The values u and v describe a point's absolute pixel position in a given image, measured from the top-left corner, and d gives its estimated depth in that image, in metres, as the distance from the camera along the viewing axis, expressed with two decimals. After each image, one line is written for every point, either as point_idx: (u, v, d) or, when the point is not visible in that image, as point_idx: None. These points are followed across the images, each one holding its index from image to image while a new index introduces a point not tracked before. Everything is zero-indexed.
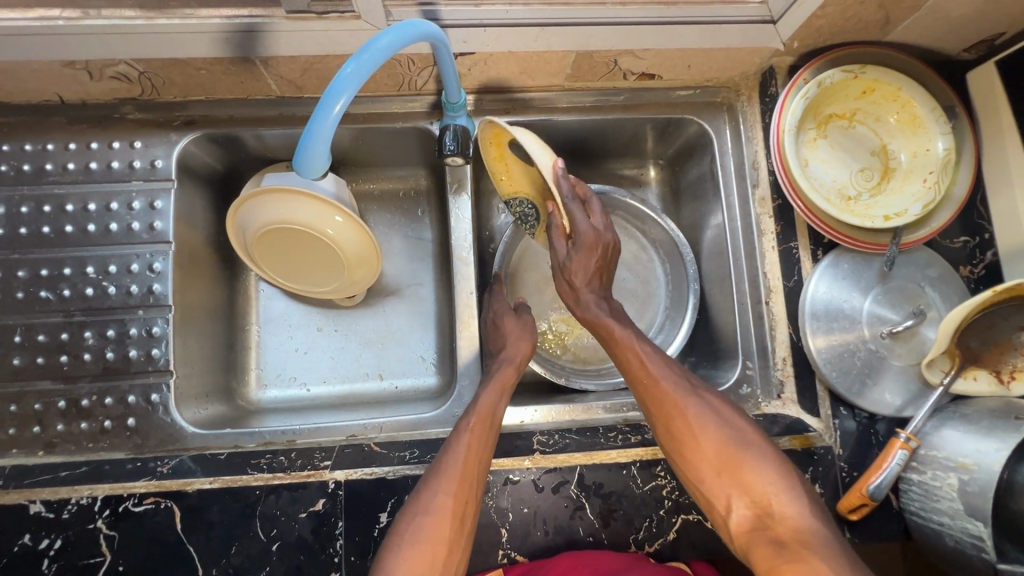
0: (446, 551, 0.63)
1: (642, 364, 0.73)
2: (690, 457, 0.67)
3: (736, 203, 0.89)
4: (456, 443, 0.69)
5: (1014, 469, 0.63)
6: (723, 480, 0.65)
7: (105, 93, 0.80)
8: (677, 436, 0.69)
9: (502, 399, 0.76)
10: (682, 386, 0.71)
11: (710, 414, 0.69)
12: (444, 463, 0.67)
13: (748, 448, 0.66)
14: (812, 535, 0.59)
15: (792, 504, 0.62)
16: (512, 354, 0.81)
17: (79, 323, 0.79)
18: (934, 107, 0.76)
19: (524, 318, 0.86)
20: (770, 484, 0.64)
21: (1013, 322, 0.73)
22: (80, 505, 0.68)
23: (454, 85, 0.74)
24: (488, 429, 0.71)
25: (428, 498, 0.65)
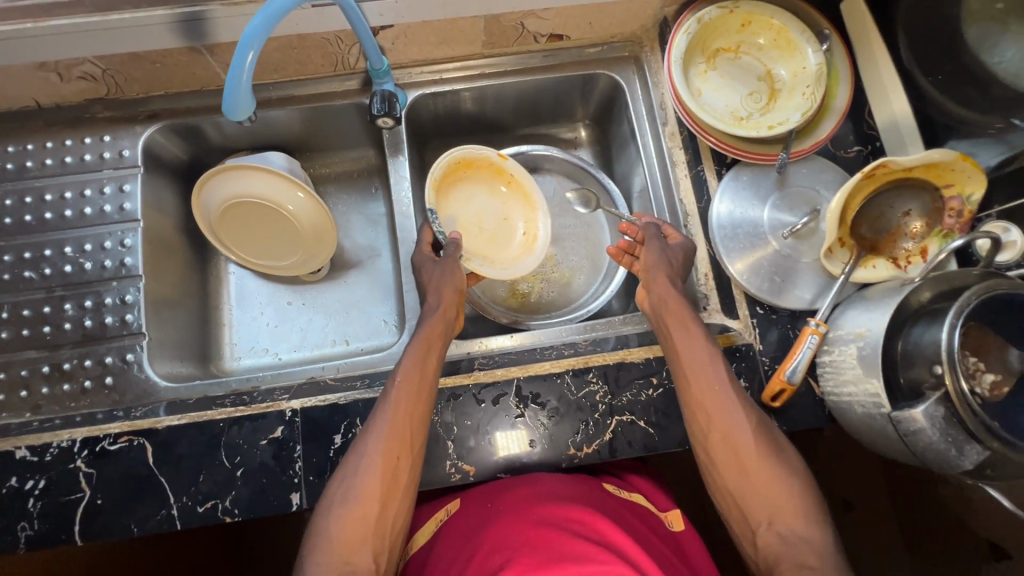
0: (380, 505, 0.68)
1: (710, 377, 0.74)
2: (733, 473, 0.71)
3: (649, 142, 0.97)
4: (386, 405, 0.73)
5: (906, 337, 0.69)
6: (758, 494, 0.69)
7: (76, 94, 0.91)
8: (727, 453, 0.71)
9: (432, 355, 0.78)
10: (745, 406, 0.73)
11: (762, 436, 0.72)
12: (375, 426, 0.71)
13: (783, 468, 0.70)
14: (824, 549, 0.65)
15: (815, 524, 0.67)
16: (437, 306, 0.82)
17: (60, 297, 0.87)
18: (803, 30, 0.85)
19: (444, 265, 0.85)
20: (798, 506, 0.68)
21: (899, 209, 0.79)
22: (61, 447, 0.75)
23: (374, 53, 0.84)
24: (417, 387, 0.74)
25: (359, 457, 0.70)
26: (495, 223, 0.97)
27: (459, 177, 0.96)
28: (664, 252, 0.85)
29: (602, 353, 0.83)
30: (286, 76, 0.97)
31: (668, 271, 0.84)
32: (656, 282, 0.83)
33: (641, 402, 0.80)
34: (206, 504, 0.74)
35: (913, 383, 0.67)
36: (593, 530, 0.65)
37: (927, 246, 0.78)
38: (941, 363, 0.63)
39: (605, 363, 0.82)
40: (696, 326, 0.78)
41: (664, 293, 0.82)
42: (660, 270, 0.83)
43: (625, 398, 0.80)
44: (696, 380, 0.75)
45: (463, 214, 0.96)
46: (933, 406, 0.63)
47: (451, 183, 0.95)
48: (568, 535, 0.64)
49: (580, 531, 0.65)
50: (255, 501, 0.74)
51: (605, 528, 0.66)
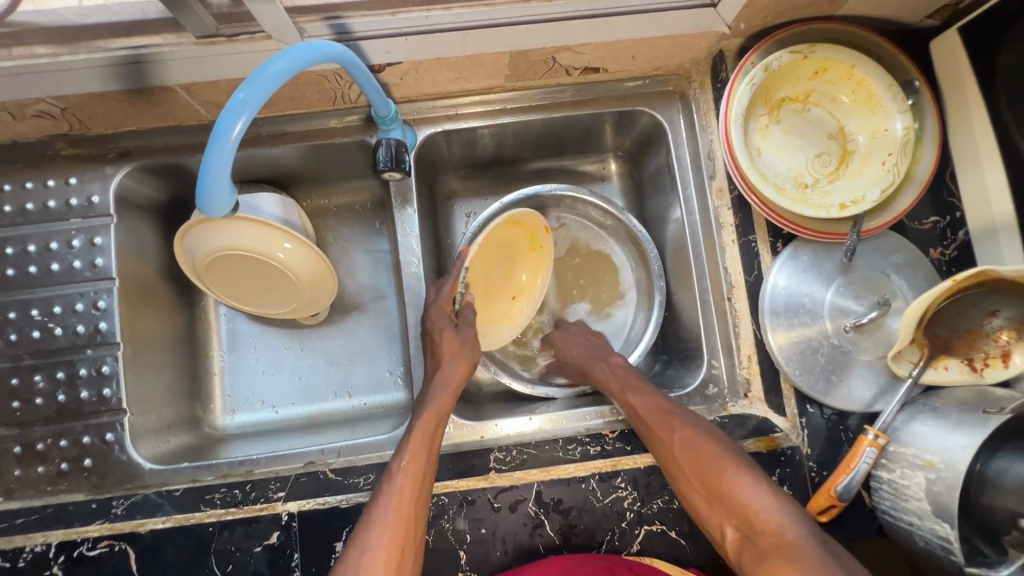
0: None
1: (641, 404, 0.74)
2: (712, 507, 0.65)
3: (693, 196, 0.85)
4: (389, 489, 0.66)
5: (986, 462, 0.61)
6: (715, 502, 0.65)
7: (34, 131, 0.79)
8: (702, 499, 0.65)
9: (433, 429, 0.72)
10: (675, 415, 0.72)
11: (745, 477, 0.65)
12: (378, 512, 0.64)
13: (764, 497, 0.63)
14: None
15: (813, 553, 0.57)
16: (444, 377, 0.76)
17: (28, 367, 0.79)
18: (891, 84, 0.72)
19: (465, 332, 0.80)
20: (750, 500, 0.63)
21: (984, 308, 0.68)
22: (35, 552, 0.71)
23: (379, 99, 0.72)
24: (420, 469, 0.68)
25: (364, 552, 0.62)
26: (500, 287, 0.92)
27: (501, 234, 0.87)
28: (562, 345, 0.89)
29: (631, 455, 0.75)
30: (277, 110, 0.83)
31: (586, 351, 0.86)
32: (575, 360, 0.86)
33: (673, 511, 0.73)
34: None
35: (990, 523, 0.60)
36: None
37: (1010, 351, 0.69)
38: None
39: (636, 467, 0.74)
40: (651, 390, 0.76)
41: (580, 361, 0.85)
42: (571, 338, 0.89)
43: (656, 505, 0.73)
44: (653, 432, 0.71)
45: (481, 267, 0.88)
46: (1018, 572, 0.57)
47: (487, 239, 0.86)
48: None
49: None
50: None
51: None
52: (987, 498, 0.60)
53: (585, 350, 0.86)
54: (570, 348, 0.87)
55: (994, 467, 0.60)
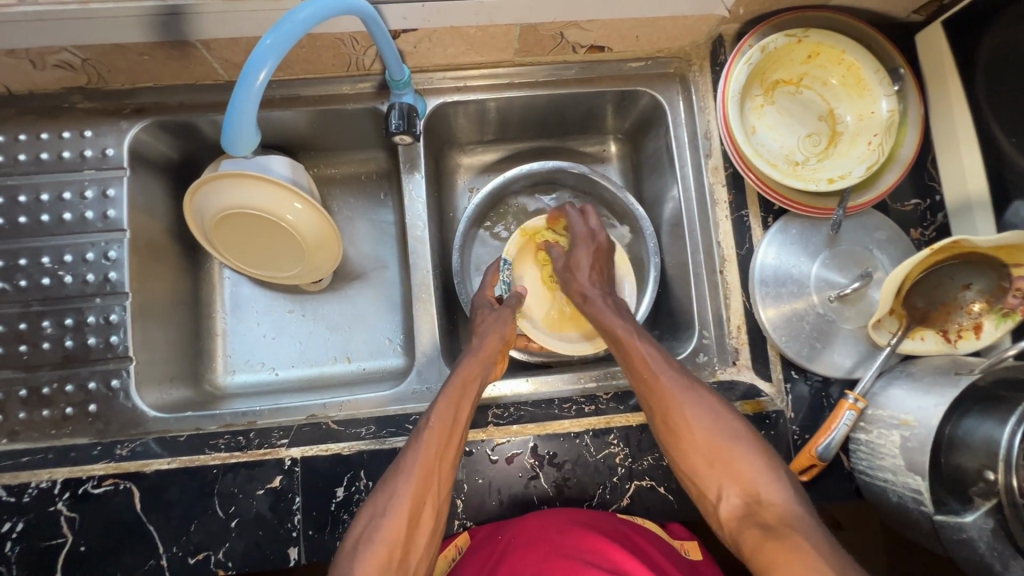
0: (403, 550, 0.61)
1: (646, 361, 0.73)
2: (713, 480, 0.65)
3: (690, 174, 0.88)
4: (417, 443, 0.67)
5: (955, 424, 0.65)
6: (715, 470, 0.65)
7: (52, 82, 0.81)
8: (710, 481, 0.66)
9: (467, 398, 0.73)
10: (677, 380, 0.71)
11: (698, 404, 0.69)
12: (407, 464, 0.66)
13: (772, 481, 0.63)
14: (800, 521, 0.59)
15: (780, 492, 0.62)
16: (476, 352, 0.79)
17: (37, 313, 0.80)
18: (877, 69, 0.77)
19: (501, 314, 0.85)
20: (756, 473, 0.64)
21: (959, 280, 0.72)
22: (39, 488, 0.72)
23: (394, 62, 0.75)
24: (449, 429, 0.69)
25: (387, 499, 0.64)
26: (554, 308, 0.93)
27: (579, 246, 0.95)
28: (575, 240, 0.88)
29: (624, 413, 0.78)
30: (291, 74, 0.86)
31: (589, 256, 0.86)
32: (580, 262, 0.86)
33: (663, 468, 0.76)
34: (198, 555, 0.70)
35: (958, 478, 0.64)
36: (606, 559, 0.64)
37: (982, 322, 0.73)
38: (994, 468, 0.59)
39: (628, 425, 0.77)
40: (606, 299, 0.83)
41: (577, 259, 0.86)
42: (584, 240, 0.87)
43: (646, 462, 0.76)
44: (661, 411, 0.70)
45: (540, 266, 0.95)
46: (983, 517, 0.60)
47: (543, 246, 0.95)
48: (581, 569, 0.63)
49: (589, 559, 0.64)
50: (249, 555, 0.70)
51: (618, 557, 0.65)
52: (956, 457, 0.64)
53: (590, 257, 0.86)
54: (577, 256, 0.86)
55: (964, 427, 0.64)
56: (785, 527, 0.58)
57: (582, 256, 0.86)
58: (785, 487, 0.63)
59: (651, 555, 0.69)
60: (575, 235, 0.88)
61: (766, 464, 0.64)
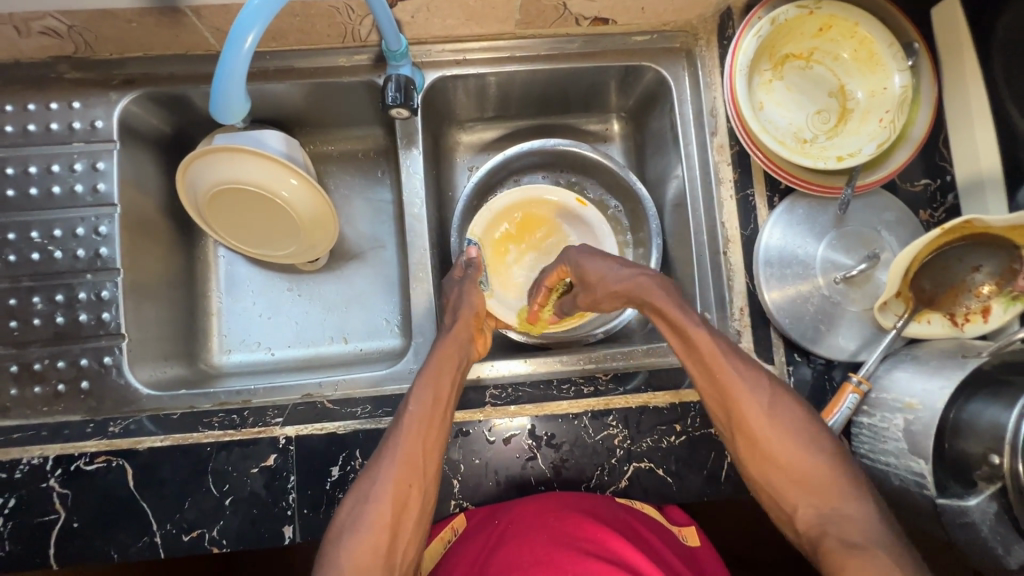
0: (391, 537, 0.61)
1: (717, 360, 0.65)
2: (786, 487, 0.62)
3: (694, 152, 0.86)
4: (399, 429, 0.67)
5: (959, 408, 0.64)
6: (791, 481, 0.62)
7: (38, 51, 0.78)
8: (787, 487, 0.62)
9: (446, 376, 0.71)
10: (750, 380, 0.65)
11: (780, 410, 0.64)
12: (387, 450, 0.65)
13: (849, 490, 0.60)
14: (879, 537, 0.57)
15: (859, 506, 0.59)
16: (451, 327, 0.77)
17: (27, 289, 0.79)
18: (891, 43, 0.75)
19: (466, 284, 0.82)
20: (834, 485, 0.61)
21: (968, 263, 0.71)
22: (31, 465, 0.71)
23: (391, 32, 0.73)
24: (430, 410, 0.68)
25: (370, 484, 0.63)
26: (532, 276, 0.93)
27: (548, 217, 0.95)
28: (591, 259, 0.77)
29: (623, 394, 0.77)
30: (286, 44, 0.83)
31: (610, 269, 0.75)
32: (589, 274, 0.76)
33: (661, 450, 0.75)
34: (192, 533, 0.70)
35: (961, 464, 0.62)
36: (606, 550, 0.65)
37: (991, 306, 0.72)
38: (999, 451, 0.58)
39: (627, 406, 0.76)
40: (652, 282, 0.73)
41: (590, 271, 0.76)
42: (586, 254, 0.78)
43: (645, 444, 0.75)
44: (735, 418, 0.64)
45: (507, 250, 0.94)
46: (986, 500, 0.59)
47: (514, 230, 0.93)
48: (581, 559, 0.64)
49: (590, 550, 0.65)
50: (244, 532, 0.70)
51: (619, 547, 0.66)
52: (961, 443, 0.62)
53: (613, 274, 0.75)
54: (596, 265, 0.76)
55: (968, 411, 0.63)
56: (865, 544, 0.56)
57: (591, 268, 0.76)
58: (860, 499, 0.60)
59: (652, 543, 0.70)
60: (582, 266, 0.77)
61: (843, 475, 0.61)
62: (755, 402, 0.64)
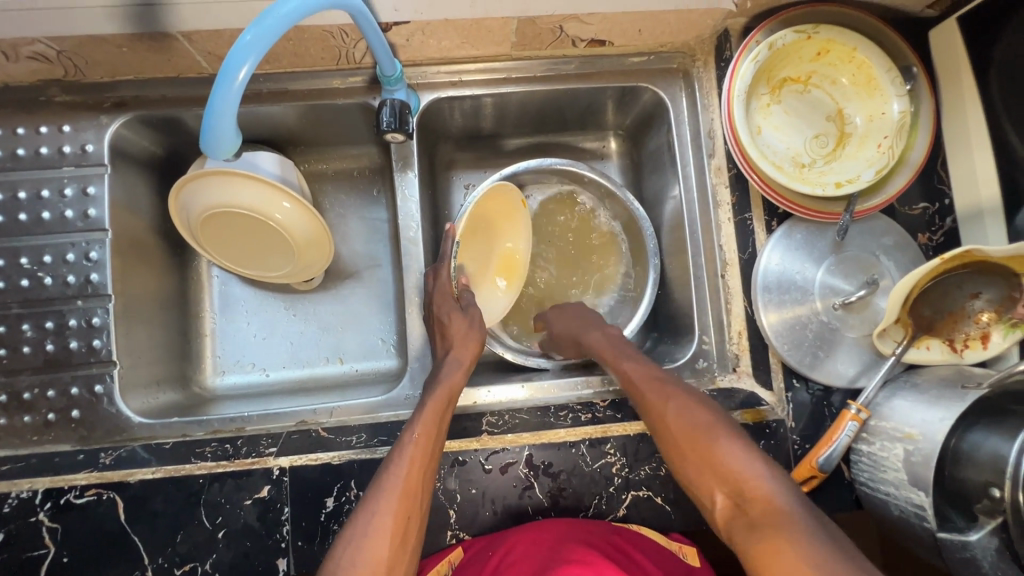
0: (387, 571, 0.60)
1: (639, 372, 0.75)
2: (702, 475, 0.64)
3: (692, 173, 0.85)
4: (399, 459, 0.66)
5: (960, 437, 0.63)
6: (704, 466, 0.64)
7: (27, 74, 0.77)
8: (701, 471, 0.65)
9: (446, 403, 0.72)
10: (667, 386, 0.72)
11: (688, 403, 0.70)
12: (387, 480, 0.64)
13: (762, 472, 0.62)
14: (789, 514, 0.57)
15: (775, 488, 0.60)
16: (456, 359, 0.76)
17: (16, 316, 0.77)
18: (889, 68, 0.74)
19: (472, 315, 0.81)
20: (744, 467, 0.62)
21: (967, 290, 0.70)
22: (21, 498, 0.70)
23: (386, 57, 0.72)
24: (433, 440, 0.68)
25: (367, 518, 0.62)
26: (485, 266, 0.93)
27: (501, 211, 0.92)
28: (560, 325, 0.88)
29: (621, 422, 0.76)
30: (280, 66, 0.82)
31: (579, 318, 0.88)
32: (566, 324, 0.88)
33: (660, 478, 0.74)
34: (184, 566, 0.69)
35: (963, 495, 0.62)
36: None
37: (990, 332, 0.71)
38: (1000, 485, 0.58)
39: (625, 433, 0.75)
40: (604, 333, 0.83)
41: (559, 330, 0.88)
42: (568, 309, 0.91)
43: (643, 472, 0.74)
44: (650, 409, 0.71)
45: (468, 248, 0.91)
46: (987, 535, 0.60)
47: (475, 221, 0.89)
48: None
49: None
50: (238, 566, 0.69)
51: None
52: (959, 472, 0.63)
53: (575, 322, 0.87)
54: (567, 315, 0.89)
55: (969, 441, 0.63)
56: (772, 522, 0.57)
57: (563, 326, 0.88)
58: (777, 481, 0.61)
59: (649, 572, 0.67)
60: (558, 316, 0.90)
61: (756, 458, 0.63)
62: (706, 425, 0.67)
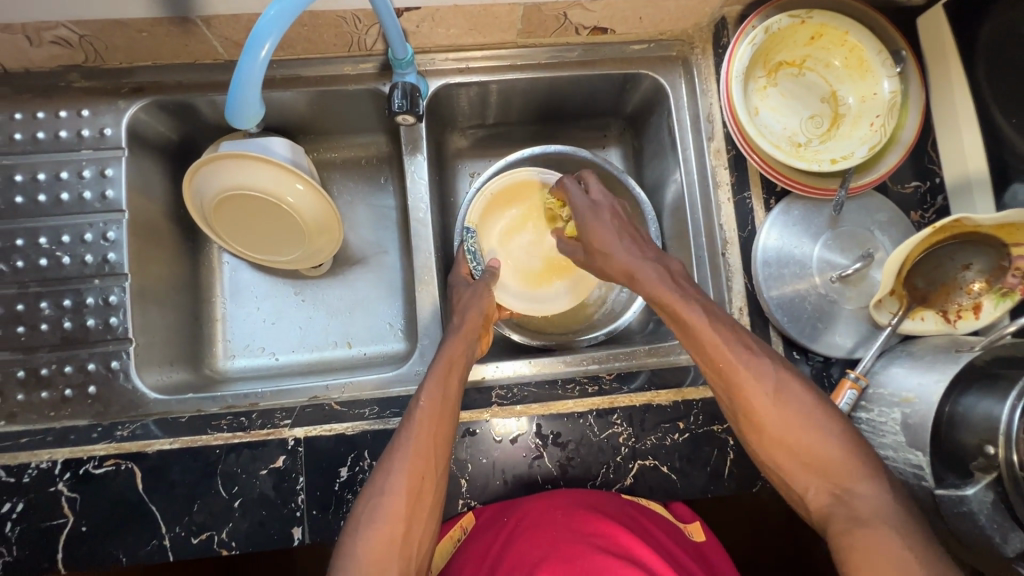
0: (404, 527, 0.61)
1: (718, 342, 0.67)
2: (795, 467, 0.62)
3: (692, 156, 0.88)
4: (409, 425, 0.68)
5: (955, 402, 0.65)
6: (801, 461, 0.62)
7: (48, 60, 0.79)
8: (790, 461, 0.63)
9: (455, 374, 0.73)
10: (750, 362, 0.66)
11: (777, 385, 0.65)
12: (400, 444, 0.66)
13: (866, 472, 0.60)
14: (887, 516, 0.56)
15: (874, 487, 0.59)
16: (460, 328, 0.78)
17: (35, 294, 0.79)
18: (880, 50, 0.78)
19: (478, 289, 0.83)
20: (845, 465, 0.60)
21: (959, 261, 0.73)
22: (40, 469, 0.71)
23: (398, 41, 0.75)
24: (441, 405, 0.69)
25: (384, 476, 0.64)
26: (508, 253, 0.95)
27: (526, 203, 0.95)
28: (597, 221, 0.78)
29: (627, 393, 0.78)
30: (293, 53, 0.85)
31: (610, 228, 0.78)
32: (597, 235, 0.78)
33: (666, 447, 0.76)
34: (201, 535, 0.70)
35: (961, 455, 0.63)
36: (616, 544, 0.66)
37: (982, 302, 0.74)
38: (994, 443, 0.60)
39: (631, 404, 0.77)
40: (658, 267, 0.74)
41: (597, 235, 0.78)
42: (599, 215, 0.79)
43: (649, 442, 0.76)
44: (730, 385, 0.66)
45: (498, 228, 0.94)
46: (983, 490, 0.60)
47: (496, 205, 0.94)
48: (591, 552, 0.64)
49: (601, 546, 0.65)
50: (253, 534, 0.70)
51: (628, 541, 0.66)
52: (956, 434, 0.64)
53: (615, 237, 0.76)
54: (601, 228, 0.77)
55: (963, 404, 0.64)
56: (867, 524, 0.56)
57: (599, 229, 0.78)
58: (881, 483, 0.59)
59: (656, 536, 0.71)
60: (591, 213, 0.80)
61: (858, 458, 0.60)
62: (760, 386, 0.65)
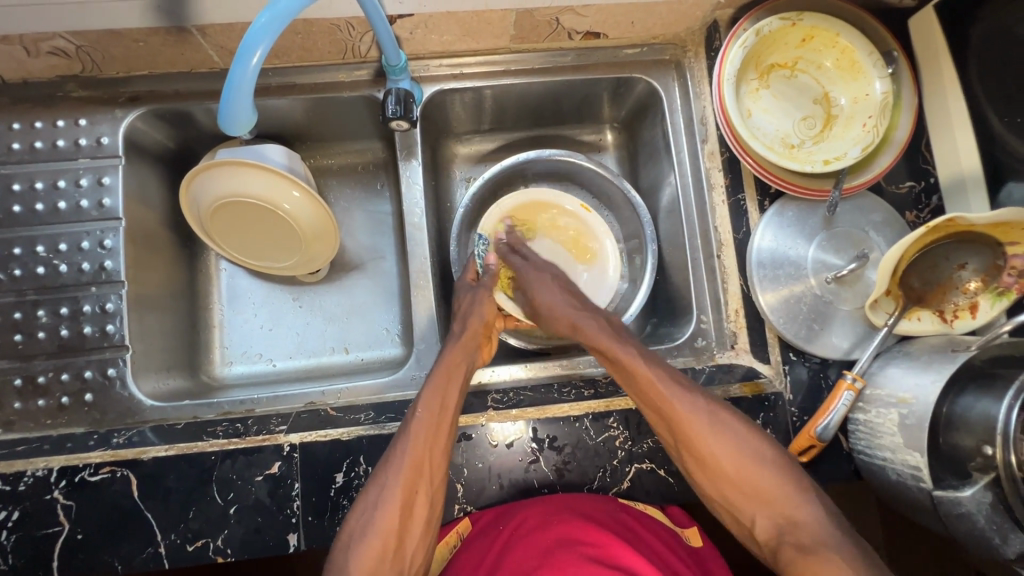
0: (398, 540, 0.63)
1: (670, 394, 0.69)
2: (744, 501, 0.67)
3: (686, 159, 0.88)
4: (406, 436, 0.67)
5: (953, 402, 0.65)
6: (748, 496, 0.66)
7: (46, 70, 0.80)
8: (735, 493, 0.67)
9: (454, 384, 0.72)
10: (699, 411, 0.69)
11: (719, 425, 0.68)
12: (396, 454, 0.66)
13: (803, 499, 0.65)
14: (831, 538, 0.61)
15: (810, 511, 0.64)
16: (461, 334, 0.78)
17: (32, 302, 0.80)
18: (871, 51, 0.78)
19: (478, 291, 0.83)
20: (786, 495, 0.65)
21: (953, 261, 0.73)
22: (36, 477, 0.71)
23: (392, 48, 0.75)
24: (437, 415, 0.69)
25: (378, 490, 0.65)
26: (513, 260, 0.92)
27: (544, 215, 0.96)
28: (546, 294, 0.82)
29: (624, 396, 0.78)
30: (289, 61, 0.86)
31: (555, 291, 0.83)
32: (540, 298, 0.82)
33: (662, 451, 0.76)
34: (196, 542, 0.70)
35: (956, 458, 0.64)
36: (608, 555, 0.66)
37: (978, 302, 0.73)
38: (992, 443, 0.60)
39: (628, 407, 0.77)
40: (597, 321, 0.78)
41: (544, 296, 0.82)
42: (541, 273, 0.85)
43: (646, 445, 0.76)
44: (681, 433, 0.68)
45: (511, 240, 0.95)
46: (982, 491, 0.60)
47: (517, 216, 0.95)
48: (584, 563, 0.65)
49: (591, 554, 0.66)
50: (249, 541, 0.70)
51: (620, 552, 0.66)
52: (954, 437, 0.64)
53: (567, 301, 0.81)
54: (541, 290, 0.82)
55: (961, 404, 0.64)
56: (819, 546, 0.61)
57: (548, 291, 0.82)
58: (817, 507, 0.64)
59: (651, 542, 0.71)
60: (535, 275, 0.84)
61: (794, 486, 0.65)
62: (708, 432, 0.68)
